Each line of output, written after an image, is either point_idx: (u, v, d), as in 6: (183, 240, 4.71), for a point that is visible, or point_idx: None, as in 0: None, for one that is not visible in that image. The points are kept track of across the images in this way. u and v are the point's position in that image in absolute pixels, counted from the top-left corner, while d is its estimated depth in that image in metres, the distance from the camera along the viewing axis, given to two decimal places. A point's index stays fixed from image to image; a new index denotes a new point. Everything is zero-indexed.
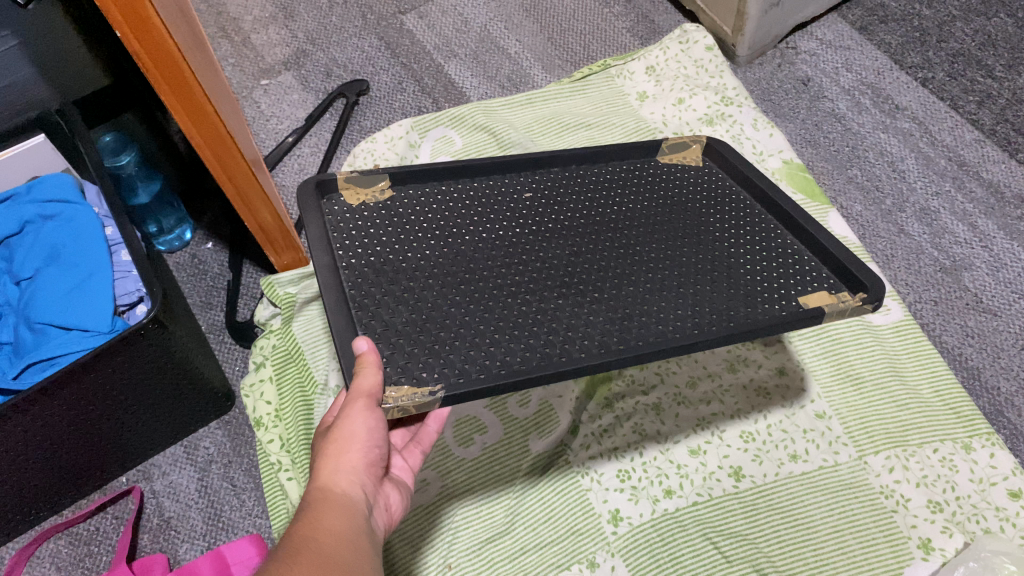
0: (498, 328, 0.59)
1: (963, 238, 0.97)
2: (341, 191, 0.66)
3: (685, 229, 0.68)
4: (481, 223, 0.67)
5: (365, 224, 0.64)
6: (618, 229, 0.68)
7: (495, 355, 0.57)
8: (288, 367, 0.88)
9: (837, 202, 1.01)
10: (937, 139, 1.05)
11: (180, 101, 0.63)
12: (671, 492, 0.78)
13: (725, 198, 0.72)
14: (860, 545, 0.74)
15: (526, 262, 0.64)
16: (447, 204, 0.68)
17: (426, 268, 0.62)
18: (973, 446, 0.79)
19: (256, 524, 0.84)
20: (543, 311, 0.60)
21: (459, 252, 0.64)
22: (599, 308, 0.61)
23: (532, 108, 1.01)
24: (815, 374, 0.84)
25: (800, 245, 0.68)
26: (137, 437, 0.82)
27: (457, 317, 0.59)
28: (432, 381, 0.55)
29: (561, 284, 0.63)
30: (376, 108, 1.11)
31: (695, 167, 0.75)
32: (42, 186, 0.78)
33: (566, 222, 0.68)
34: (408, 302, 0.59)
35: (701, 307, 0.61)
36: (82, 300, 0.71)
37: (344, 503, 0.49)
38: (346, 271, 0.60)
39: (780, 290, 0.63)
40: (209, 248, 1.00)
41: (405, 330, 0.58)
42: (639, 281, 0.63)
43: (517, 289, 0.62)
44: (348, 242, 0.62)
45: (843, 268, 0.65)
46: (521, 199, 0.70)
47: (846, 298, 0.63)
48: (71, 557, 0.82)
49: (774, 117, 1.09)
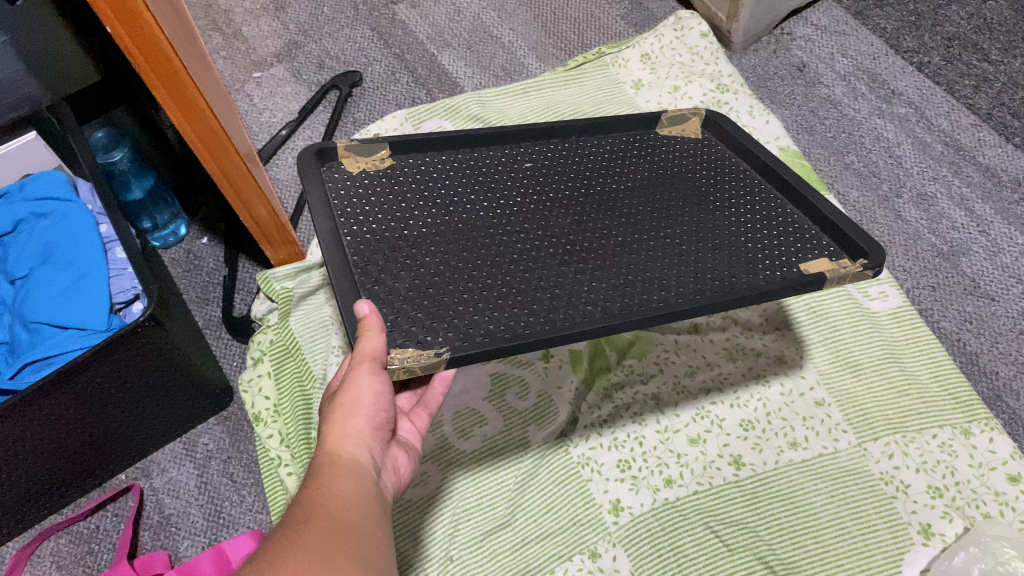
0: (500, 295, 0.59)
1: (960, 223, 0.97)
2: (340, 159, 0.65)
3: (684, 197, 0.68)
4: (482, 193, 0.66)
5: (365, 192, 0.64)
6: (618, 198, 0.68)
7: (499, 320, 0.57)
8: (286, 362, 0.87)
9: (834, 188, 1.01)
10: (933, 123, 1.05)
11: (172, 93, 0.62)
12: (671, 481, 0.78)
13: (725, 168, 0.72)
14: (860, 531, 0.74)
15: (529, 230, 0.64)
16: (447, 174, 0.67)
17: (427, 237, 0.62)
18: (971, 431, 0.79)
19: (257, 519, 0.84)
20: (545, 279, 0.60)
21: (460, 220, 0.63)
22: (602, 276, 0.61)
23: (527, 98, 1.01)
24: (814, 359, 0.84)
25: (800, 213, 0.67)
26: (135, 434, 0.82)
27: (459, 284, 0.59)
28: (436, 344, 0.55)
29: (562, 252, 0.63)
30: (370, 100, 1.10)
31: (694, 138, 0.75)
32: (34, 184, 0.77)
33: (566, 191, 0.68)
34: (410, 269, 0.59)
35: (701, 274, 0.61)
36: (78, 299, 0.71)
37: (351, 466, 0.48)
38: (348, 239, 0.60)
39: (781, 257, 0.63)
40: (204, 243, 1.00)
41: (409, 295, 0.57)
42: (641, 249, 0.63)
43: (520, 257, 0.62)
44: (348, 210, 0.62)
45: (842, 236, 0.64)
46: (521, 170, 0.69)
47: (848, 264, 0.62)
48: (72, 555, 0.82)
49: (770, 104, 1.09)
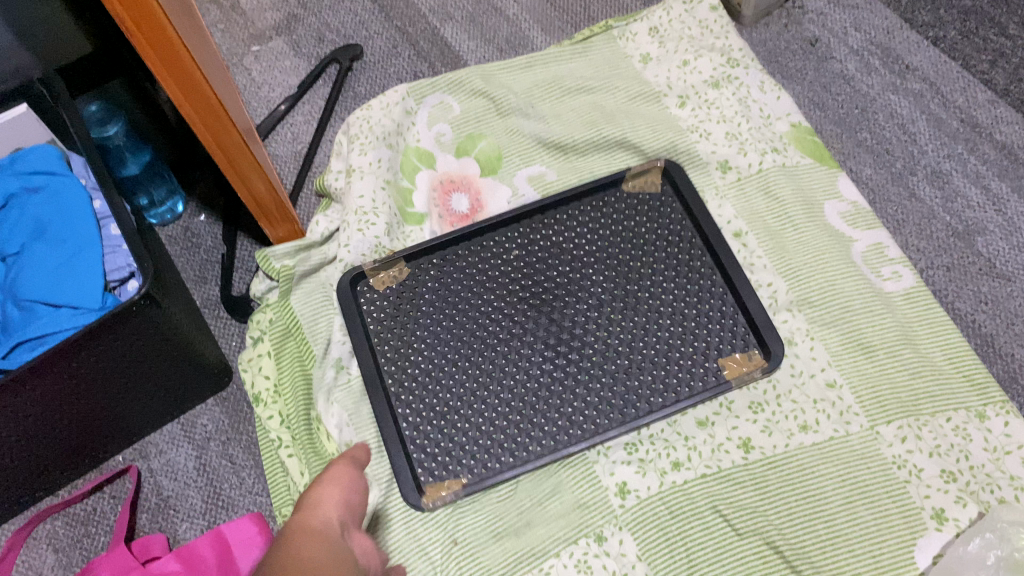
0: (497, 399, 0.78)
1: (975, 202, 0.95)
2: (370, 278, 0.85)
3: (637, 316, 0.82)
4: (479, 292, 0.84)
5: (391, 309, 0.83)
6: (582, 329, 0.81)
7: (494, 411, 0.78)
8: (287, 343, 0.85)
9: (846, 166, 0.99)
10: (949, 100, 1.03)
11: (166, 65, 0.60)
12: (679, 464, 0.76)
13: (671, 238, 0.87)
14: (872, 516, 0.73)
15: (516, 329, 0.82)
16: (451, 269, 0.85)
17: (438, 348, 0.81)
18: (987, 415, 0.77)
19: (257, 501, 0.83)
20: (530, 376, 0.79)
21: (461, 324, 0.82)
22: (572, 373, 0.79)
23: (532, 72, 0.97)
24: (825, 342, 0.81)
25: (727, 295, 0.83)
26: (132, 416, 0.81)
27: (466, 386, 0.79)
28: (455, 441, 0.77)
29: (541, 344, 0.81)
30: (371, 74, 1.08)
31: (657, 187, 0.90)
32: (27, 157, 0.75)
33: (541, 334, 0.81)
34: (429, 372, 0.80)
35: (644, 367, 0.79)
36: (71, 276, 0.69)
37: (325, 537, 0.46)
38: (386, 368, 0.80)
39: (709, 345, 0.81)
40: (202, 220, 0.98)
41: (431, 404, 0.78)
42: (601, 344, 0.81)
43: (509, 353, 0.81)
44: (382, 332, 0.82)
45: (756, 328, 0.81)
46: (508, 258, 0.86)
47: (753, 361, 0.80)
48: (69, 537, 0.82)
49: (781, 80, 1.06)
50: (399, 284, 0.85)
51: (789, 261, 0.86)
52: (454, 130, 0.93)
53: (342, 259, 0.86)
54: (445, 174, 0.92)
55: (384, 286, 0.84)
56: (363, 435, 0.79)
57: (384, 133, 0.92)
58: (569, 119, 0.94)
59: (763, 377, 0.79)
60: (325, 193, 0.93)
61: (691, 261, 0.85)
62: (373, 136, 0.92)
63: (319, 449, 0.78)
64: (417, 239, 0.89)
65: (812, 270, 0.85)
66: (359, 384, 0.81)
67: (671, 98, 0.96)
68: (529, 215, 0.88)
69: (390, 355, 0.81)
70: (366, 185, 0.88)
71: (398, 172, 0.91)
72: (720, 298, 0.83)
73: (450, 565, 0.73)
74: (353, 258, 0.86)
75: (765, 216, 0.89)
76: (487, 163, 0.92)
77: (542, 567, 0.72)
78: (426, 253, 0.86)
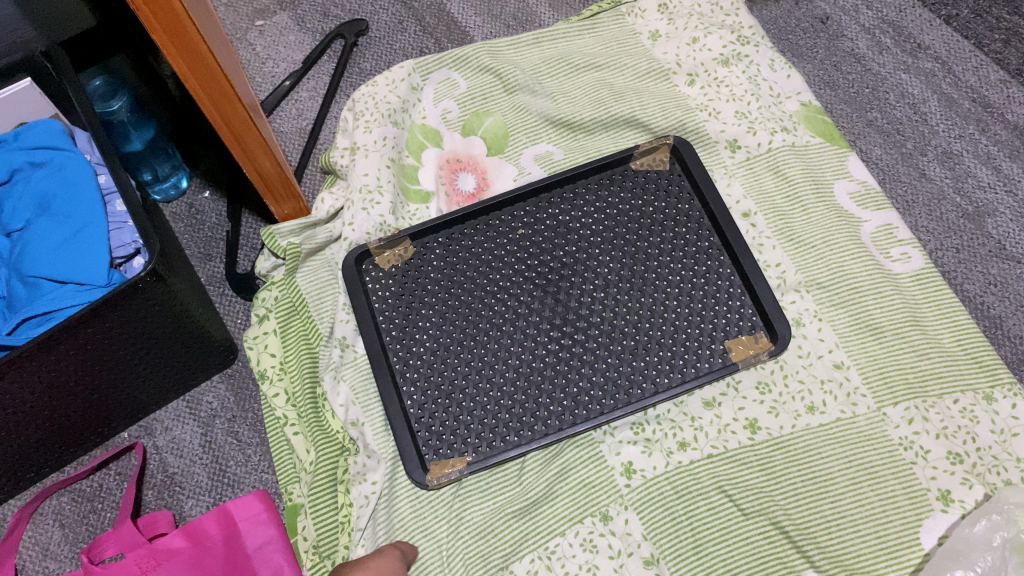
0: (502, 378, 0.78)
1: (986, 183, 0.95)
2: (375, 256, 0.84)
3: (643, 297, 0.81)
4: (485, 271, 0.83)
5: (396, 287, 0.83)
6: (588, 309, 0.81)
7: (499, 390, 0.77)
8: (292, 320, 0.85)
9: (856, 146, 0.98)
10: (960, 79, 1.02)
11: (173, 39, 0.59)
12: (685, 444, 0.76)
13: (679, 218, 0.86)
14: (878, 498, 0.73)
15: (522, 309, 0.81)
16: (458, 247, 0.85)
17: (444, 327, 0.81)
18: (994, 397, 0.77)
19: (262, 479, 0.84)
20: (535, 356, 0.79)
21: (467, 303, 0.82)
22: (578, 353, 0.79)
23: (540, 49, 0.97)
24: (833, 323, 0.81)
25: (735, 274, 0.82)
26: (138, 393, 0.81)
27: (471, 365, 0.79)
28: (459, 420, 0.76)
29: (547, 324, 0.80)
30: (376, 49, 1.07)
31: (665, 165, 0.89)
32: (31, 132, 0.75)
33: (547, 313, 0.81)
34: (434, 350, 0.79)
35: (651, 347, 0.79)
36: (77, 251, 0.68)
37: None
38: (391, 346, 0.80)
39: (717, 327, 0.80)
40: (206, 197, 0.97)
41: (436, 382, 0.78)
42: (607, 324, 0.80)
43: (515, 333, 0.80)
44: (387, 310, 0.82)
45: (765, 312, 0.80)
46: (514, 236, 0.85)
47: (761, 342, 0.79)
48: (75, 513, 0.82)
49: (791, 58, 1.05)
50: (405, 263, 0.84)
51: (797, 241, 0.85)
52: (460, 108, 0.93)
53: (346, 237, 0.85)
54: (451, 153, 0.91)
55: (389, 264, 0.84)
56: (369, 413, 0.79)
57: (389, 109, 0.91)
58: (577, 96, 0.93)
59: (771, 359, 0.79)
60: (330, 170, 0.92)
61: (699, 242, 0.84)
62: (378, 112, 0.91)
63: (324, 426, 0.80)
64: (422, 217, 0.88)
65: (821, 250, 0.84)
66: (365, 361, 0.81)
67: (681, 76, 0.95)
68: (533, 194, 0.87)
69: (395, 333, 0.80)
70: (370, 163, 0.88)
71: (404, 149, 0.91)
72: (728, 279, 0.82)
73: (456, 544, 0.74)
74: (357, 237, 0.85)
75: (774, 196, 0.88)
76: (493, 141, 0.92)
77: (548, 545, 0.73)
78: (431, 231, 0.85)
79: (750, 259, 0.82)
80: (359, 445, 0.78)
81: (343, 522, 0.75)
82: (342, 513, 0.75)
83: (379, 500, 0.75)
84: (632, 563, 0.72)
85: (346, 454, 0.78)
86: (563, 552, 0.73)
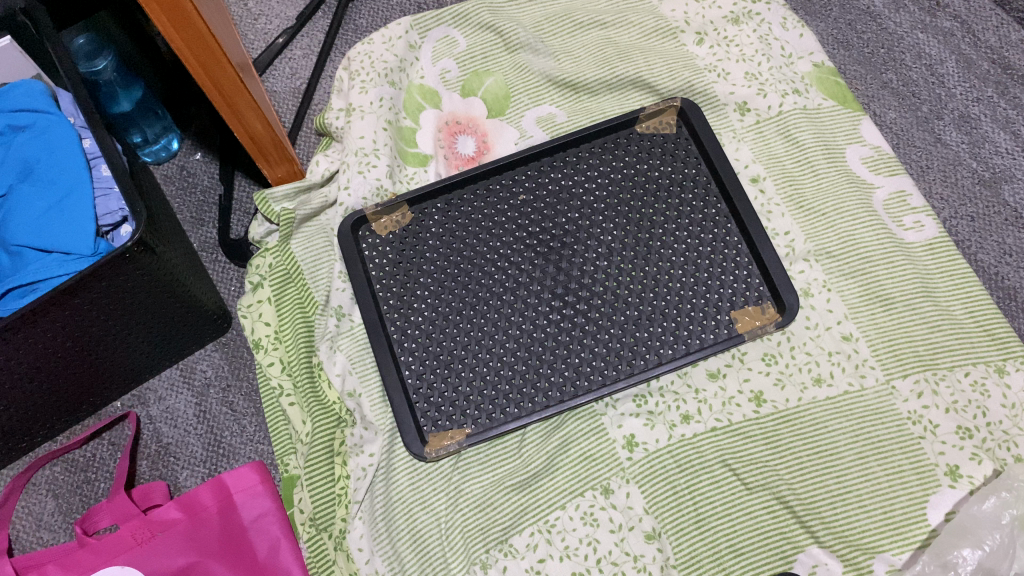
0: (502, 349, 0.76)
1: (1004, 148, 0.92)
2: (371, 222, 0.82)
3: (647, 266, 0.79)
4: (484, 239, 0.81)
5: (393, 256, 0.80)
6: (589, 279, 0.79)
7: (499, 362, 0.75)
8: (287, 289, 0.83)
9: (870, 109, 0.95)
10: (980, 39, 0.98)
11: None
12: (688, 417, 0.75)
13: (686, 182, 0.83)
14: (885, 473, 0.72)
15: (524, 279, 0.79)
16: (456, 214, 0.82)
17: (443, 296, 0.78)
18: (1006, 370, 0.75)
19: (258, 450, 0.83)
20: (536, 328, 0.77)
21: (466, 272, 0.79)
22: (579, 324, 0.77)
23: (543, 5, 0.93)
24: (843, 294, 0.79)
25: (743, 243, 0.80)
26: (128, 363, 0.79)
27: (470, 334, 0.77)
28: (458, 391, 0.75)
29: (550, 294, 0.78)
30: (373, 5, 1.03)
31: (671, 128, 0.86)
32: (11, 94, 0.71)
33: (547, 282, 0.79)
34: (433, 320, 0.77)
35: (655, 317, 0.77)
36: (62, 221, 0.66)
37: None
38: (388, 315, 0.78)
39: (724, 298, 0.77)
40: (198, 159, 0.95)
41: (434, 352, 0.76)
42: (609, 294, 0.78)
43: (516, 303, 0.78)
44: (385, 279, 0.79)
45: (772, 281, 0.78)
46: (514, 204, 0.83)
47: (767, 314, 0.77)
48: (69, 483, 0.82)
49: (804, 16, 1.01)
50: (402, 229, 0.82)
51: (807, 208, 0.82)
52: (460, 67, 0.89)
53: (342, 203, 0.83)
54: (450, 114, 0.88)
55: (387, 231, 0.81)
56: (367, 384, 0.77)
57: (386, 69, 0.88)
58: (582, 56, 0.90)
59: (778, 330, 0.77)
60: (325, 131, 0.89)
61: (706, 208, 0.82)
62: (375, 71, 0.87)
63: (321, 397, 0.78)
64: (420, 180, 0.86)
65: (831, 218, 0.82)
66: (362, 331, 0.79)
67: (689, 35, 0.91)
68: (535, 158, 0.84)
69: (393, 302, 0.78)
70: (366, 125, 0.85)
71: (401, 110, 0.88)
72: (735, 248, 0.80)
73: (455, 517, 0.73)
74: (353, 202, 0.83)
75: (784, 160, 0.85)
76: (494, 103, 0.89)
77: (547, 519, 0.72)
78: (430, 196, 0.83)
79: (757, 226, 0.79)
80: (356, 417, 0.76)
81: (339, 495, 0.75)
82: (338, 486, 0.75)
83: (376, 473, 0.74)
84: (633, 537, 0.71)
85: (343, 426, 0.77)
86: (563, 525, 0.72)
